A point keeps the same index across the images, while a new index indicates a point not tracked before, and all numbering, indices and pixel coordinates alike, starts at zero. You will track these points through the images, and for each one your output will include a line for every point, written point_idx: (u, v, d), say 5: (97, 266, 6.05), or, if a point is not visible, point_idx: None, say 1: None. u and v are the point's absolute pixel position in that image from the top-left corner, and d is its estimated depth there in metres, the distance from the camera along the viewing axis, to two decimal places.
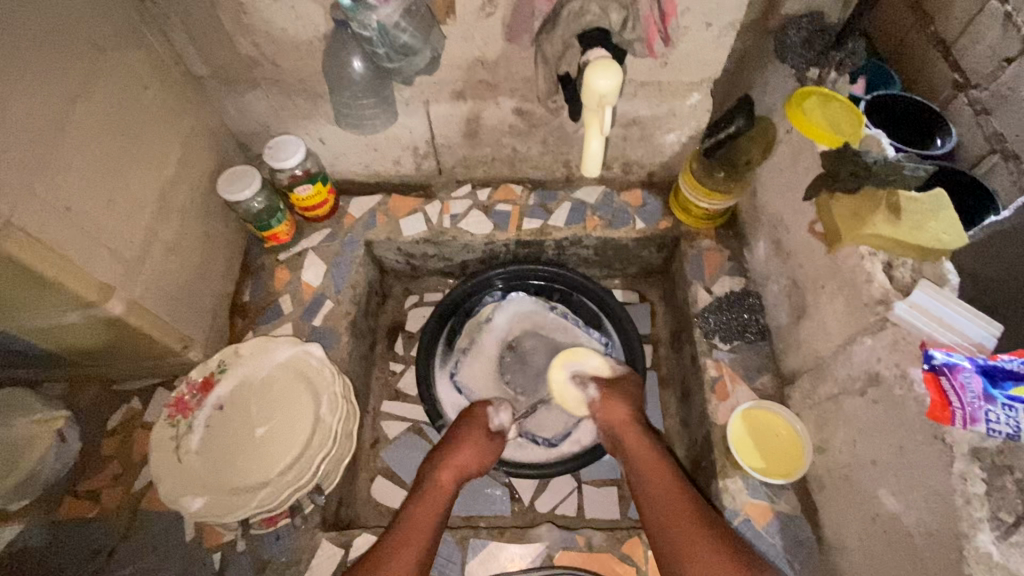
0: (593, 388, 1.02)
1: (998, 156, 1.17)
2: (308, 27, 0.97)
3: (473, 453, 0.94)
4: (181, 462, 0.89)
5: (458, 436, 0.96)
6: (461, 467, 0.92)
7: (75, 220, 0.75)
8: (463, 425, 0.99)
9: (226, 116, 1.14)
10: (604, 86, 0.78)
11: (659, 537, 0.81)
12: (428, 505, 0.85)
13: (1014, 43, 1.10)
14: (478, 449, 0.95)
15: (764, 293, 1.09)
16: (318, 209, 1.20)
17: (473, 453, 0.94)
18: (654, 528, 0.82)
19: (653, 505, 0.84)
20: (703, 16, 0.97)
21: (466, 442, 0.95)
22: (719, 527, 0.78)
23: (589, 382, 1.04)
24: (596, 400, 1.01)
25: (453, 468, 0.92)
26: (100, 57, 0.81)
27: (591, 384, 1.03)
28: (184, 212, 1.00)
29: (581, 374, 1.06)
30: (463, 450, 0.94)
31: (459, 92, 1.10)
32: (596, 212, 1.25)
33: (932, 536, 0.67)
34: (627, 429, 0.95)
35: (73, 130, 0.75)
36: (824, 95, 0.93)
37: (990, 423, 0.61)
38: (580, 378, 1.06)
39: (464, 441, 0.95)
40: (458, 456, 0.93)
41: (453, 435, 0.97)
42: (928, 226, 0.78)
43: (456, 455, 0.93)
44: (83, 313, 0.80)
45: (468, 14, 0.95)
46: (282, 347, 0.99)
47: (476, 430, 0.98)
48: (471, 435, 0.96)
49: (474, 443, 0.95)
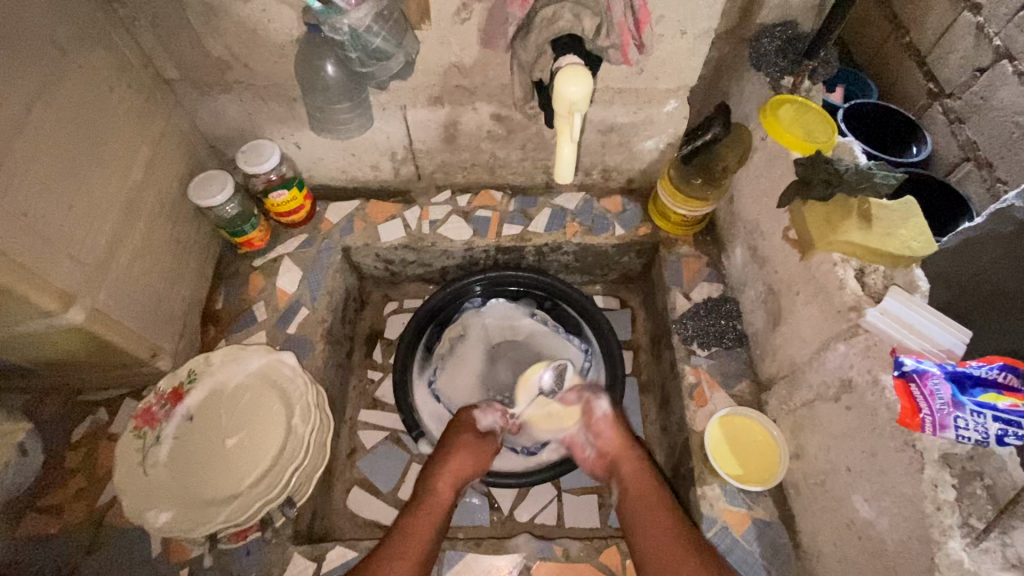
0: (602, 402, 1.02)
1: (971, 163, 1.18)
2: (281, 31, 0.95)
3: (468, 457, 0.95)
4: (147, 474, 0.87)
5: (450, 442, 0.97)
6: (458, 472, 0.93)
7: (33, 226, 0.73)
8: (455, 430, 0.99)
9: (198, 120, 1.13)
10: (574, 92, 0.76)
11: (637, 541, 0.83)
12: (428, 515, 0.85)
13: (986, 54, 1.13)
14: (473, 452, 0.96)
15: (741, 299, 1.10)
16: (294, 214, 1.18)
17: (468, 458, 0.95)
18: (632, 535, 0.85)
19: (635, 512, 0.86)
20: (678, 24, 0.97)
21: (458, 447, 0.96)
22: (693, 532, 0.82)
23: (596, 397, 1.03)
24: (608, 416, 1.00)
25: (450, 474, 0.92)
26: (62, 58, 0.79)
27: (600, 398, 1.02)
28: (152, 217, 0.98)
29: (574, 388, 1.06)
30: (458, 456, 0.95)
31: (436, 97, 1.09)
32: (575, 218, 1.25)
33: (904, 542, 0.67)
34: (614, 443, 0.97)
35: (31, 133, 0.73)
36: (798, 104, 0.96)
37: (959, 429, 0.61)
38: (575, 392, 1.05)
39: (456, 446, 0.96)
40: (452, 463, 0.93)
41: (445, 442, 0.97)
42: (897, 233, 0.80)
43: (450, 461, 0.93)
44: (43, 323, 0.78)
45: (443, 19, 0.94)
46: (254, 356, 0.97)
47: (466, 434, 0.98)
48: (462, 440, 0.97)
49: (467, 446, 0.96)
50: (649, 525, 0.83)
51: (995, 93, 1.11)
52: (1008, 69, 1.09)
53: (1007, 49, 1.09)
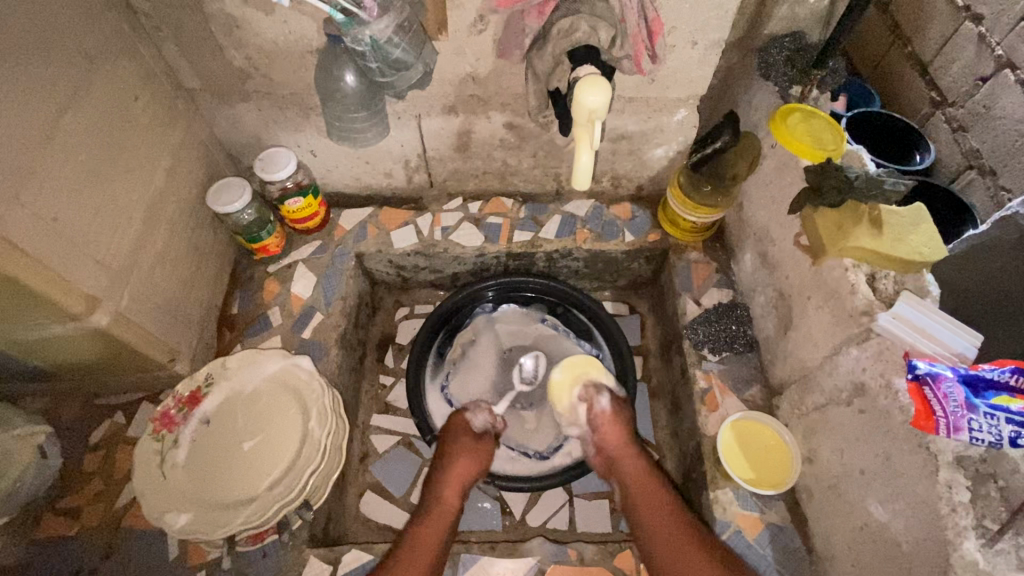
0: (603, 399, 1.01)
1: (975, 171, 1.20)
2: (300, 41, 0.97)
3: (470, 461, 0.96)
4: (166, 478, 0.88)
5: (450, 448, 0.97)
6: (462, 478, 0.94)
7: (61, 231, 0.75)
8: (454, 435, 1.00)
9: (216, 128, 1.14)
10: (594, 101, 0.79)
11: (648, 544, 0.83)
12: (436, 523, 0.86)
13: (989, 62, 1.14)
14: (474, 456, 0.97)
15: (751, 305, 1.11)
16: (309, 220, 1.20)
17: (469, 462, 0.96)
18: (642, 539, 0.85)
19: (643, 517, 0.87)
20: (689, 35, 0.99)
21: (459, 452, 0.97)
22: (702, 531, 0.82)
23: (600, 393, 1.01)
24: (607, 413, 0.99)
25: (456, 481, 0.93)
26: (90, 68, 0.81)
27: (603, 395, 1.01)
28: (173, 224, 0.99)
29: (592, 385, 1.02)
30: (459, 461, 0.95)
31: (450, 107, 1.11)
32: (586, 224, 1.27)
33: (919, 544, 0.68)
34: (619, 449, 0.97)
35: (61, 142, 0.75)
36: (807, 112, 0.97)
37: (973, 432, 0.61)
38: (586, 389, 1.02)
39: (457, 452, 0.97)
40: (454, 470, 0.94)
41: (445, 448, 0.98)
42: (907, 239, 0.81)
43: (454, 469, 0.94)
44: (69, 325, 0.80)
45: (459, 31, 0.96)
46: (271, 360, 0.98)
47: (465, 438, 0.99)
48: (460, 445, 0.98)
49: (467, 451, 0.97)
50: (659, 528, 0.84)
51: (998, 102, 1.13)
52: (1010, 78, 1.11)
53: (1009, 59, 1.11)
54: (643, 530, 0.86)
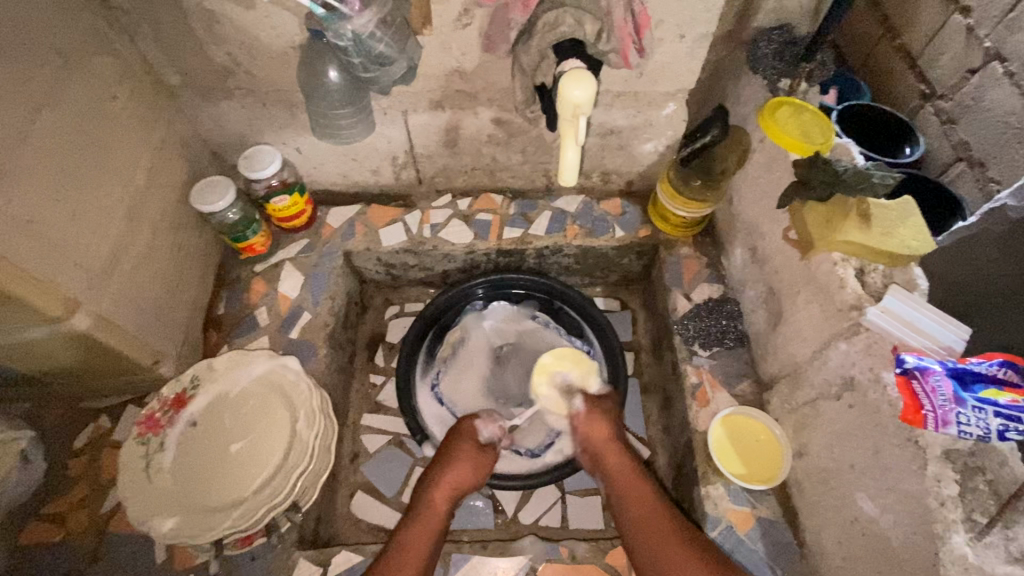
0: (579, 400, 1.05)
1: (964, 163, 1.20)
2: (283, 37, 0.96)
3: (467, 468, 0.94)
4: (152, 481, 0.87)
5: (450, 453, 0.96)
6: (454, 485, 0.92)
7: (37, 232, 0.73)
8: (456, 439, 0.99)
9: (200, 127, 1.13)
10: (579, 96, 0.78)
11: (637, 549, 0.82)
12: (422, 528, 0.85)
13: (977, 54, 1.13)
14: (472, 463, 0.95)
15: (742, 299, 1.10)
16: (295, 219, 1.18)
17: (464, 470, 0.93)
18: (631, 543, 0.83)
19: (634, 522, 0.84)
20: (677, 28, 0.98)
21: (457, 459, 0.95)
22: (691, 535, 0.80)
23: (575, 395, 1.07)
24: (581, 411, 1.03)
25: (447, 487, 0.91)
26: (66, 65, 0.79)
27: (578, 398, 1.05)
28: (155, 224, 0.98)
29: (568, 384, 1.10)
30: (454, 467, 0.93)
31: (436, 102, 1.10)
32: (576, 221, 1.26)
33: (909, 539, 0.68)
34: (606, 448, 0.96)
35: (35, 143, 0.73)
36: (796, 106, 0.96)
37: (961, 426, 0.62)
38: (567, 389, 1.09)
39: (456, 457, 0.95)
40: (448, 474, 0.92)
41: (445, 453, 0.96)
42: (897, 233, 0.81)
43: (447, 474, 0.92)
44: (46, 329, 0.78)
45: (445, 25, 0.95)
46: (257, 360, 0.97)
47: (467, 444, 0.97)
48: (462, 450, 0.96)
49: (467, 458, 0.95)
50: (647, 530, 0.82)
51: (987, 94, 1.13)
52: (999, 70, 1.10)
53: (997, 51, 1.10)
54: (633, 536, 0.83)
